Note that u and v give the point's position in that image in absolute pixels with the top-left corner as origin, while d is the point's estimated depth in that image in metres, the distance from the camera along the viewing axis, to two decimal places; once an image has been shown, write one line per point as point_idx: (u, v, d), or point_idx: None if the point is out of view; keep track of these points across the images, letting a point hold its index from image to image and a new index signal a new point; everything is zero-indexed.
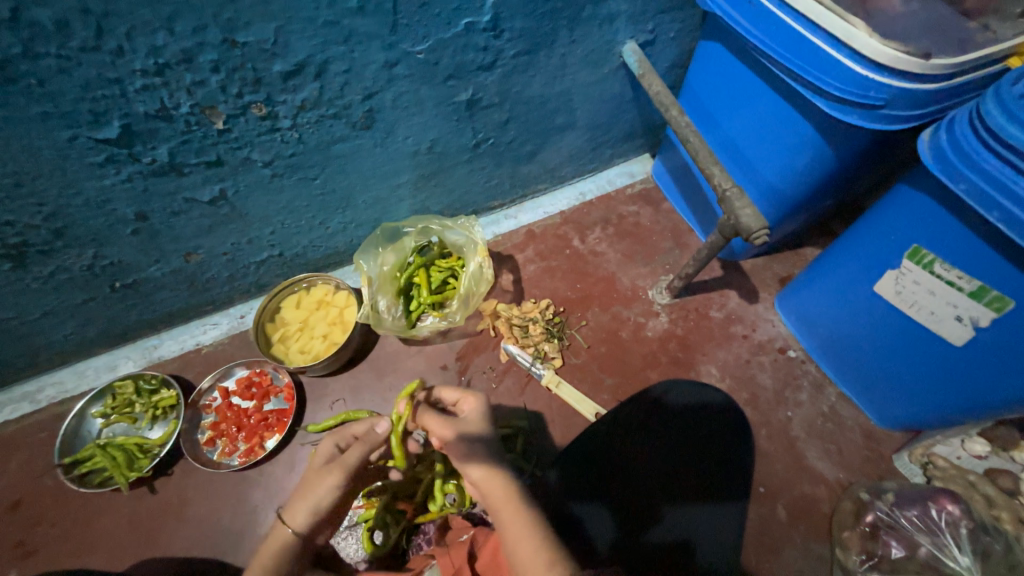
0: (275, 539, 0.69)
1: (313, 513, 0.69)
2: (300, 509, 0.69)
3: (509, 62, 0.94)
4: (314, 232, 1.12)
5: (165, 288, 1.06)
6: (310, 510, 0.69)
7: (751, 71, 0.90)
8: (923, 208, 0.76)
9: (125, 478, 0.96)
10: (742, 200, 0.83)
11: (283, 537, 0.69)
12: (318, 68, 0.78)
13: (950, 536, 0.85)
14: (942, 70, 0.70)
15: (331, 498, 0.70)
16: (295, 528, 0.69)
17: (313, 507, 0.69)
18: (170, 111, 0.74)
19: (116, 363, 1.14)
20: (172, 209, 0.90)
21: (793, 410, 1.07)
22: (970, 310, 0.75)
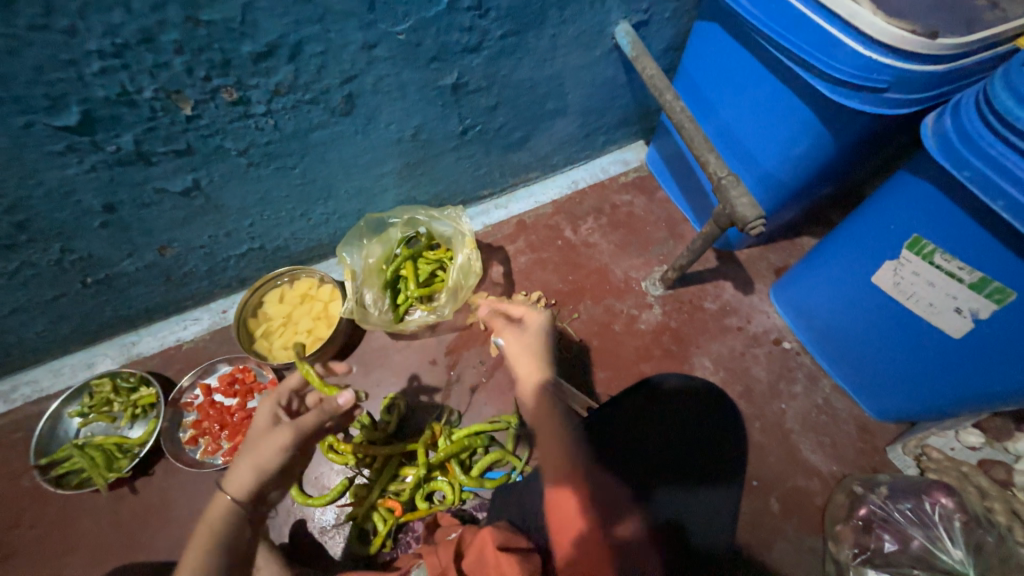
0: (214, 513, 0.64)
1: (249, 471, 0.65)
2: (241, 469, 0.65)
3: (495, 44, 0.90)
4: (296, 224, 1.08)
5: (140, 283, 1.02)
6: (247, 469, 0.65)
7: (749, 54, 0.86)
8: (925, 195, 0.73)
9: (104, 479, 0.93)
10: (738, 189, 0.80)
11: (224, 507, 0.64)
12: (291, 49, 0.74)
13: (944, 529, 0.83)
14: (949, 51, 0.67)
15: (280, 457, 0.66)
16: (237, 496, 0.64)
17: (257, 464, 0.65)
18: (133, 96, 0.70)
19: (93, 360, 1.10)
20: (142, 200, 0.86)
21: (787, 403, 1.06)
22: (970, 302, 0.74)
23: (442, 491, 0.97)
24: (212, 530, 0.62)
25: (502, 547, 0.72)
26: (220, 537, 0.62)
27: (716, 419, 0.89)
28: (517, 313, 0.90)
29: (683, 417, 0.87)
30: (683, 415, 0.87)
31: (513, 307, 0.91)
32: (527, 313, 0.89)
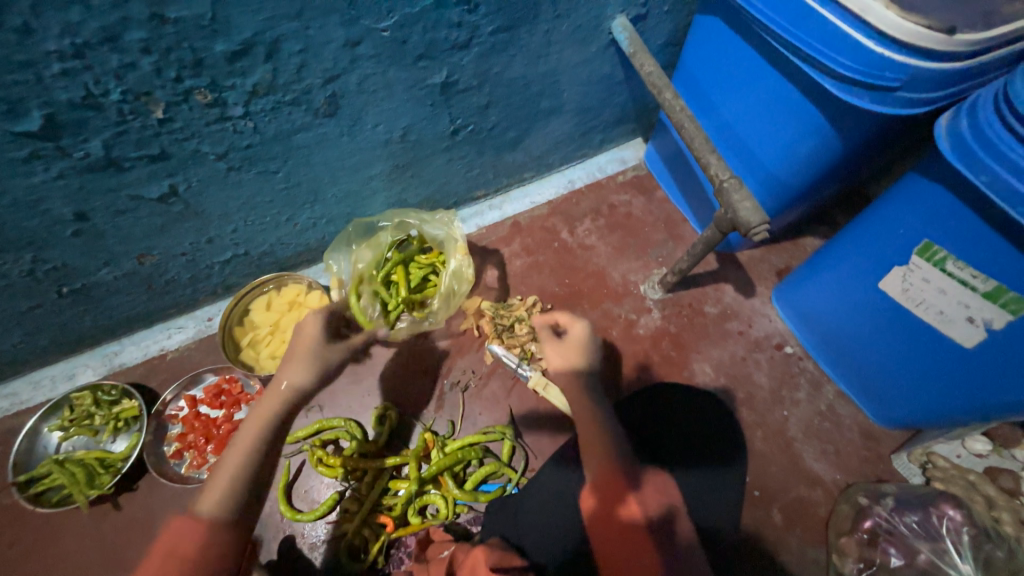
0: (270, 399, 0.71)
1: (315, 372, 0.75)
2: (301, 366, 0.74)
3: (486, 39, 0.85)
4: (281, 229, 1.04)
5: (120, 292, 0.99)
6: (310, 369, 0.75)
7: (752, 50, 0.82)
8: (937, 199, 0.69)
9: (84, 496, 0.89)
10: (741, 192, 0.76)
11: (280, 394, 0.71)
12: (269, 47, 0.69)
13: (951, 543, 0.82)
14: (967, 48, 0.63)
15: (337, 367, 0.79)
16: (294, 386, 0.72)
17: (318, 365, 0.76)
18: (98, 98, 0.65)
19: (74, 372, 1.07)
20: (116, 208, 0.82)
21: (789, 410, 1.03)
22: (983, 311, 0.70)
23: (434, 505, 0.94)
24: (270, 412, 0.70)
25: (495, 567, 0.68)
26: (275, 421, 0.69)
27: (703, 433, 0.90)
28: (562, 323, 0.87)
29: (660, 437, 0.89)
30: (658, 431, 0.90)
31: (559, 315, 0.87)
32: (569, 321, 0.86)
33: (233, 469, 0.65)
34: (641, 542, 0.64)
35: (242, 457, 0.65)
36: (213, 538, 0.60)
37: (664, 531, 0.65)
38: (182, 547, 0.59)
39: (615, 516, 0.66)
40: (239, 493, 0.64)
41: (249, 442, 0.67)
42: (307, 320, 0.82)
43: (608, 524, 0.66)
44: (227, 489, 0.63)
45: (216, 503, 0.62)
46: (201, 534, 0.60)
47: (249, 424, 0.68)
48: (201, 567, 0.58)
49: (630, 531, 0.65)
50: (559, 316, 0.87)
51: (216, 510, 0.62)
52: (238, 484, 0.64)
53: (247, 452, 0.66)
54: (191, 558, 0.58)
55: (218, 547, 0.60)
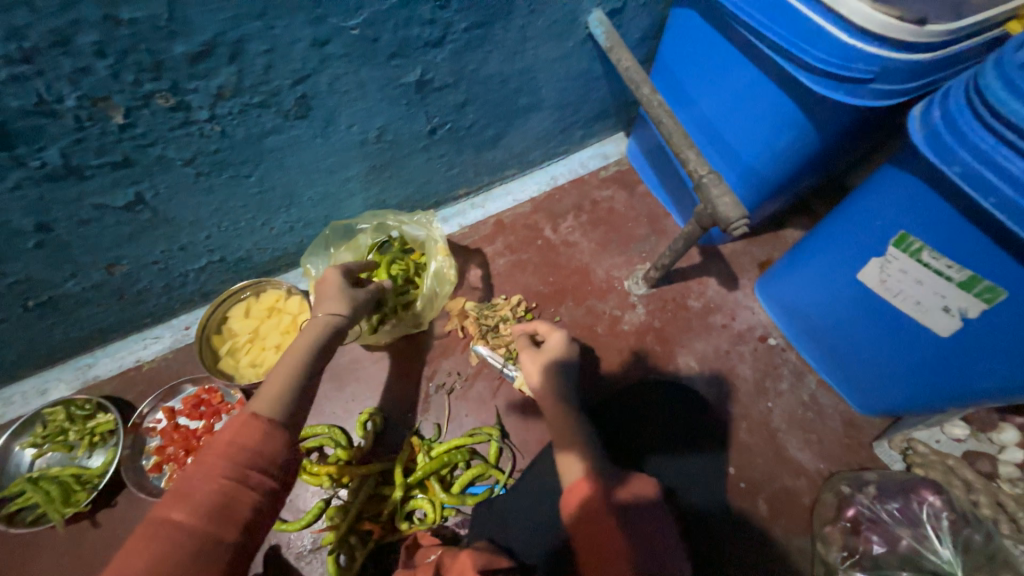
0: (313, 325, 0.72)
1: (350, 302, 0.79)
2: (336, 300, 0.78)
3: (460, 36, 0.83)
4: (257, 234, 1.02)
5: (90, 303, 0.96)
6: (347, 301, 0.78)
7: (728, 43, 0.81)
8: (912, 191, 0.70)
9: (60, 515, 0.87)
10: (720, 187, 0.76)
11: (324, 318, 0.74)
12: (232, 48, 0.67)
13: (931, 529, 0.83)
14: (938, 38, 0.63)
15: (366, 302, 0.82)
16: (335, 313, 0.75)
17: (352, 299, 0.79)
18: (53, 105, 0.63)
19: (47, 387, 1.04)
20: (80, 217, 0.79)
21: (773, 401, 1.04)
22: (959, 301, 0.71)
23: (421, 509, 0.93)
24: (316, 331, 0.71)
25: (482, 569, 0.68)
26: (322, 340, 0.71)
27: (685, 428, 0.91)
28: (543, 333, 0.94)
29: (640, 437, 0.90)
30: (638, 430, 0.90)
31: (539, 325, 0.95)
32: (548, 330, 0.93)
33: (285, 378, 0.65)
34: (620, 530, 0.64)
35: (292, 368, 0.66)
36: (272, 434, 0.58)
37: (642, 517, 0.67)
38: (243, 439, 0.56)
39: (596, 503, 0.66)
40: (293, 398, 0.64)
41: (295, 356, 0.68)
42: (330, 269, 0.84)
43: (588, 513, 0.66)
44: (278, 394, 0.63)
45: (272, 405, 0.61)
46: (259, 427, 0.58)
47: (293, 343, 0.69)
48: (260, 459, 0.56)
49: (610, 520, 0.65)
50: (539, 326, 0.95)
51: (274, 410, 0.61)
52: (288, 391, 0.64)
53: (296, 364, 0.67)
54: (250, 449, 0.56)
55: (281, 443, 0.59)
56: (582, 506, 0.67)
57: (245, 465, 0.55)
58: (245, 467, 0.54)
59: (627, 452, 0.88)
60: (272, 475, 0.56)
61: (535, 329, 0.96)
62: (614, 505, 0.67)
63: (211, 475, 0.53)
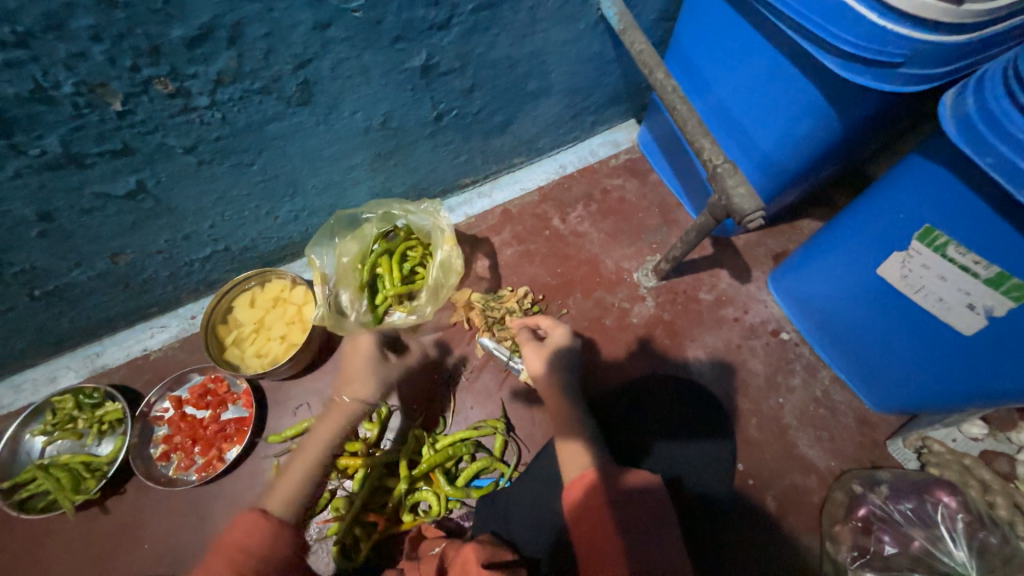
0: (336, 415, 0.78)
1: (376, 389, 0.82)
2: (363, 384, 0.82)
3: (467, 18, 0.80)
4: (262, 223, 1.01)
5: (96, 292, 0.96)
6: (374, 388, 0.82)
7: (748, 25, 0.78)
8: (940, 182, 0.66)
9: (70, 502, 0.89)
10: (736, 177, 0.73)
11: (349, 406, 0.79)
12: (231, 31, 0.65)
13: (946, 530, 0.81)
14: (976, 19, 0.59)
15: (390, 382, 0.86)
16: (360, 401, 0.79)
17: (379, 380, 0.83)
18: (49, 91, 0.61)
19: (56, 375, 1.05)
20: (82, 206, 0.78)
21: (785, 397, 1.02)
22: (985, 298, 0.68)
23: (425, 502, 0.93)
24: (337, 424, 0.77)
25: (486, 563, 0.67)
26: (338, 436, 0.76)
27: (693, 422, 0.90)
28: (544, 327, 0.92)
29: (645, 430, 0.88)
30: (645, 426, 0.89)
31: (542, 320, 0.93)
32: (550, 324, 0.91)
33: (299, 478, 0.71)
34: (616, 526, 0.64)
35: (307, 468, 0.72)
36: (278, 535, 0.65)
37: (640, 511, 0.66)
38: (251, 541, 0.63)
39: (593, 500, 0.66)
40: (303, 497, 0.71)
41: (312, 455, 0.74)
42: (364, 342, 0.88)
43: (585, 508, 0.66)
44: (291, 496, 0.70)
45: (282, 505, 0.69)
46: (266, 528, 0.65)
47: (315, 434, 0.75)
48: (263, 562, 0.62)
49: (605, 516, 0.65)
50: (540, 320, 0.93)
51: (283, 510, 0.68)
52: (299, 491, 0.71)
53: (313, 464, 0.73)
54: (257, 554, 0.62)
55: (285, 543, 0.65)
56: (579, 501, 0.67)
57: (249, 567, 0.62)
58: (250, 572, 0.61)
59: (631, 446, 0.87)
60: None
61: (536, 323, 0.93)
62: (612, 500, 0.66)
63: None
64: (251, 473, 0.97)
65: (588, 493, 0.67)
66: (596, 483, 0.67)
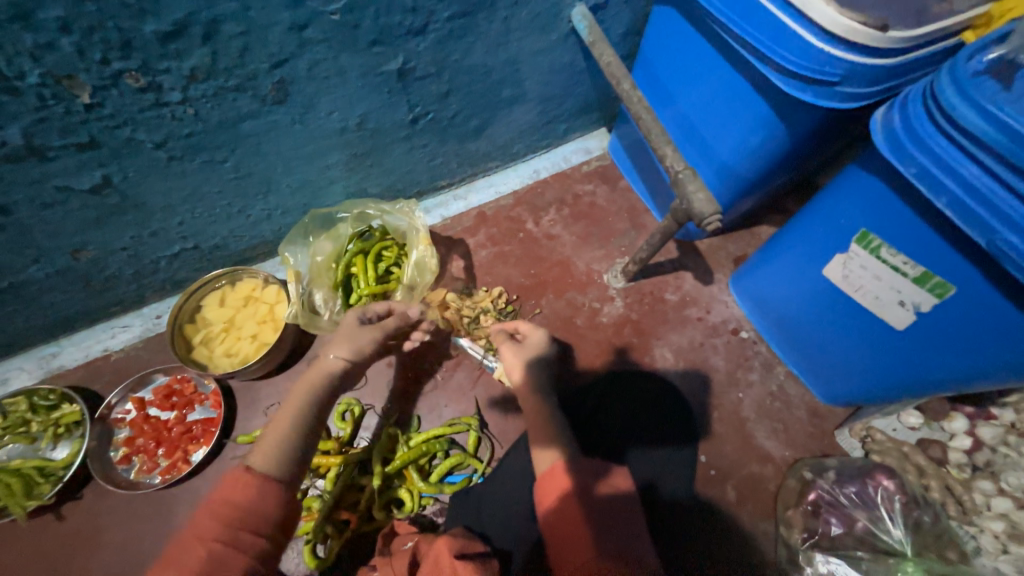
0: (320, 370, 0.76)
1: (354, 347, 0.80)
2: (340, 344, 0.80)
3: (443, 25, 0.83)
4: (233, 221, 1.00)
5: (54, 290, 0.92)
6: (352, 347, 0.80)
7: (705, 42, 0.84)
8: (873, 190, 0.73)
9: (21, 508, 0.85)
10: (695, 183, 0.78)
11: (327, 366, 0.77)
12: (206, 28, 0.65)
13: (885, 510, 0.89)
14: (899, 44, 0.66)
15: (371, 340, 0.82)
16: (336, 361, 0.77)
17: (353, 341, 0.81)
18: (12, 81, 0.60)
19: (8, 376, 1.00)
20: (43, 200, 0.76)
21: (743, 392, 1.08)
22: (913, 295, 0.75)
23: (399, 499, 0.94)
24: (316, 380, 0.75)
25: (458, 555, 0.68)
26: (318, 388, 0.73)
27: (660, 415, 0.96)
28: (522, 331, 0.96)
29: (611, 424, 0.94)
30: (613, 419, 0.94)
31: (521, 324, 0.98)
32: (529, 329, 0.95)
33: (282, 432, 0.67)
34: (585, 517, 0.65)
35: (293, 421, 0.69)
36: (264, 489, 0.60)
37: (609, 500, 0.68)
38: (236, 496, 0.59)
39: (563, 492, 0.68)
40: (290, 450, 0.66)
41: (296, 410, 0.70)
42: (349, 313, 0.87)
43: (557, 502, 0.68)
44: (276, 448, 0.65)
45: (270, 458, 0.64)
46: (253, 484, 0.60)
47: (297, 390, 0.73)
48: (247, 516, 0.58)
49: (574, 507, 0.66)
50: (518, 324, 0.97)
51: (269, 466, 0.63)
52: (286, 445, 0.66)
53: (297, 417, 0.69)
54: (243, 508, 0.58)
55: (274, 497, 0.61)
56: (549, 496, 0.69)
57: (235, 521, 0.57)
58: (237, 526, 0.57)
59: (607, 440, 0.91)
60: (263, 534, 0.58)
61: (515, 327, 0.98)
62: (580, 491, 0.68)
63: (199, 542, 0.55)
64: (218, 475, 0.95)
65: (557, 486, 0.69)
66: (565, 476, 0.70)
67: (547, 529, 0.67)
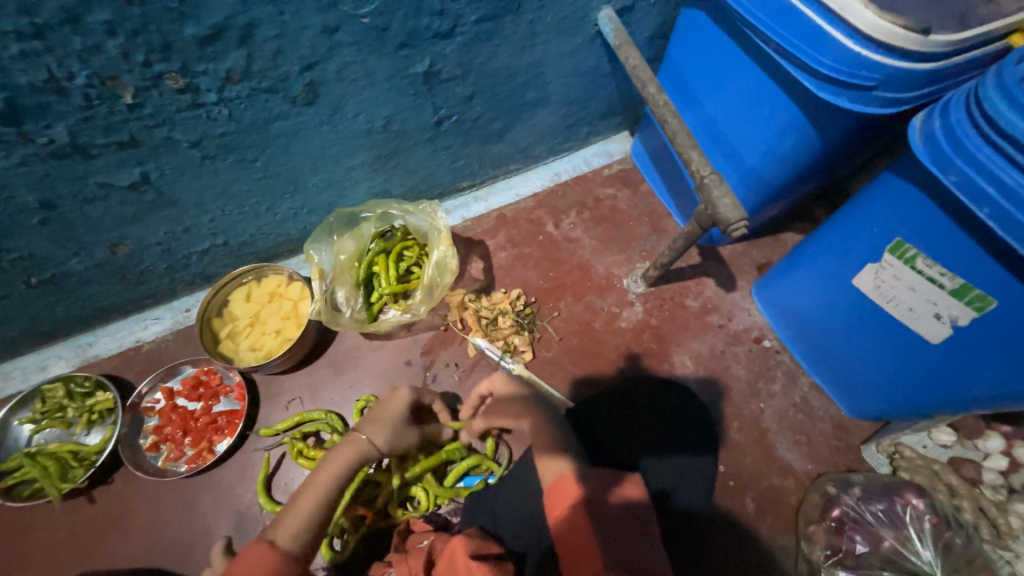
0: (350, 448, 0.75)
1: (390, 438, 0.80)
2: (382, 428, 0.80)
3: (470, 28, 0.84)
4: (261, 219, 1.02)
5: (92, 282, 0.96)
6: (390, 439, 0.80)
7: (735, 45, 0.82)
8: (910, 198, 0.71)
9: (57, 490, 0.89)
10: (721, 189, 0.77)
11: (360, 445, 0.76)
12: (242, 32, 0.67)
13: (914, 530, 0.85)
14: (941, 48, 0.64)
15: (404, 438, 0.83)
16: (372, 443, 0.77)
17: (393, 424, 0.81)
18: (62, 82, 0.63)
19: (46, 363, 1.05)
20: (85, 196, 0.79)
21: (765, 402, 1.06)
22: (950, 308, 0.72)
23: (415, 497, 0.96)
24: (347, 456, 0.74)
25: (474, 555, 0.68)
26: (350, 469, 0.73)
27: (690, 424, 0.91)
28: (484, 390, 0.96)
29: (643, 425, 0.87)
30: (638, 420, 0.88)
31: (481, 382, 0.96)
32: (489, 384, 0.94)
33: (308, 510, 0.68)
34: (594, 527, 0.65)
35: (319, 503, 0.69)
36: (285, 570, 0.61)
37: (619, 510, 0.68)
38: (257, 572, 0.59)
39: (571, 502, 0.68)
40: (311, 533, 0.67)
41: (325, 485, 0.70)
42: (401, 392, 0.87)
43: (567, 512, 0.68)
44: (298, 528, 0.66)
45: (292, 539, 0.65)
46: (274, 561, 0.61)
47: (330, 462, 0.73)
48: None
49: (584, 517, 0.66)
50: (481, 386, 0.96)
51: (291, 543, 0.64)
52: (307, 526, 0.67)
53: (323, 499, 0.69)
54: None
55: None
56: (558, 506, 0.69)
57: None
58: None
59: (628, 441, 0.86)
60: None
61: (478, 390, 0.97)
62: (588, 500, 0.68)
63: None
64: (241, 466, 0.98)
65: (565, 496, 0.69)
66: (573, 486, 0.70)
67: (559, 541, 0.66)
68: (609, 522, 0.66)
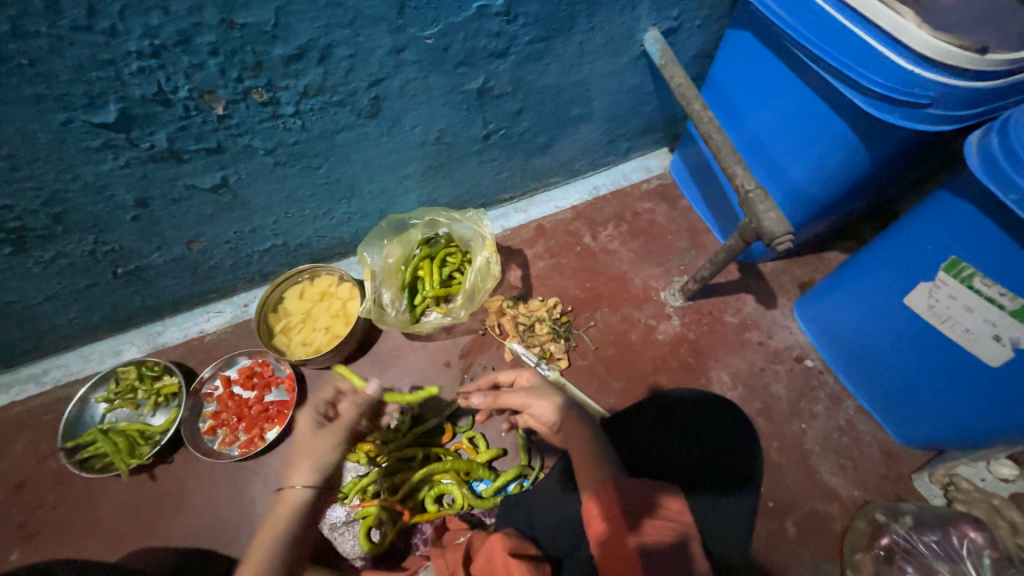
0: (285, 499, 0.75)
1: (319, 467, 0.77)
2: (302, 465, 0.77)
3: (523, 49, 0.89)
4: (319, 222, 1.10)
5: (167, 275, 1.06)
6: (313, 466, 0.77)
7: (782, 64, 0.84)
8: (966, 216, 0.70)
9: (125, 465, 0.96)
10: (766, 203, 0.78)
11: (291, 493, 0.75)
12: (321, 52, 0.74)
13: (971, 565, 0.81)
14: (997, 66, 0.64)
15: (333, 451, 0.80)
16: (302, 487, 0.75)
17: (314, 454, 0.78)
18: (167, 95, 0.71)
19: (121, 348, 1.15)
20: (172, 196, 0.88)
21: (808, 423, 1.03)
22: (1010, 329, 0.70)
23: (450, 495, 0.98)
24: (283, 510, 0.73)
25: (512, 552, 0.69)
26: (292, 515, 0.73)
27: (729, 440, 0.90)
28: (508, 379, 0.93)
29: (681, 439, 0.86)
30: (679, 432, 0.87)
31: (501, 373, 0.93)
32: (514, 375, 0.92)
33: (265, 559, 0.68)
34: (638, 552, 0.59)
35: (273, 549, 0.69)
36: None
37: (658, 524, 0.64)
38: None
39: (607, 516, 0.63)
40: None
41: (274, 537, 0.71)
42: (302, 417, 0.83)
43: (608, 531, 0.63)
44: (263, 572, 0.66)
45: None
46: None
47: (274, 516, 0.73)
48: None
49: (620, 531, 0.62)
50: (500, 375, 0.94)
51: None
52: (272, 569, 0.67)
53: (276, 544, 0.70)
54: None
55: None
56: (595, 519, 0.65)
57: None
58: None
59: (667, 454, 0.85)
60: None
61: (497, 377, 0.94)
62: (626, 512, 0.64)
63: None
64: (287, 455, 1.02)
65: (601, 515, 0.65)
66: (610, 495, 0.66)
67: (599, 551, 0.62)
68: (649, 541, 0.61)
